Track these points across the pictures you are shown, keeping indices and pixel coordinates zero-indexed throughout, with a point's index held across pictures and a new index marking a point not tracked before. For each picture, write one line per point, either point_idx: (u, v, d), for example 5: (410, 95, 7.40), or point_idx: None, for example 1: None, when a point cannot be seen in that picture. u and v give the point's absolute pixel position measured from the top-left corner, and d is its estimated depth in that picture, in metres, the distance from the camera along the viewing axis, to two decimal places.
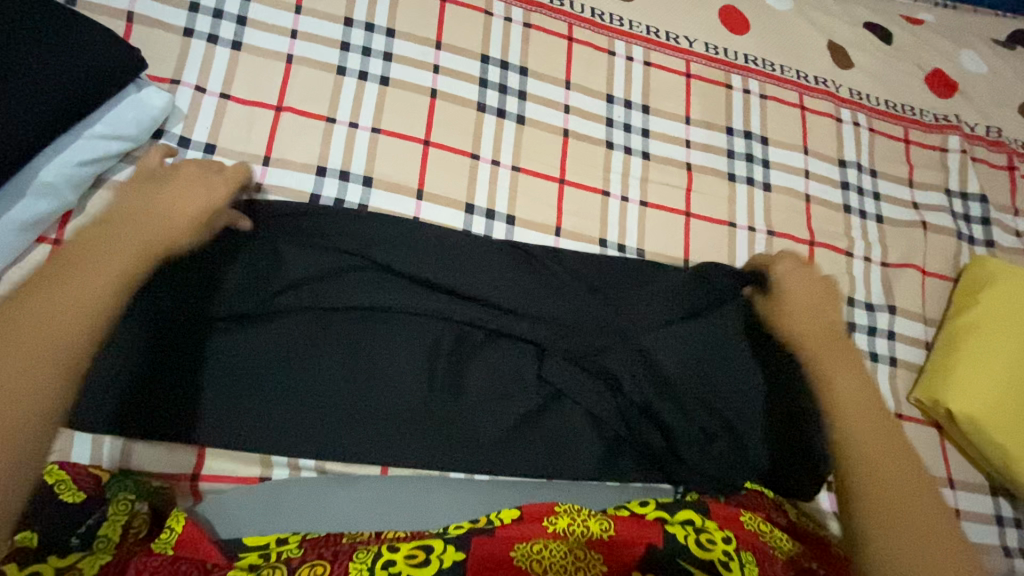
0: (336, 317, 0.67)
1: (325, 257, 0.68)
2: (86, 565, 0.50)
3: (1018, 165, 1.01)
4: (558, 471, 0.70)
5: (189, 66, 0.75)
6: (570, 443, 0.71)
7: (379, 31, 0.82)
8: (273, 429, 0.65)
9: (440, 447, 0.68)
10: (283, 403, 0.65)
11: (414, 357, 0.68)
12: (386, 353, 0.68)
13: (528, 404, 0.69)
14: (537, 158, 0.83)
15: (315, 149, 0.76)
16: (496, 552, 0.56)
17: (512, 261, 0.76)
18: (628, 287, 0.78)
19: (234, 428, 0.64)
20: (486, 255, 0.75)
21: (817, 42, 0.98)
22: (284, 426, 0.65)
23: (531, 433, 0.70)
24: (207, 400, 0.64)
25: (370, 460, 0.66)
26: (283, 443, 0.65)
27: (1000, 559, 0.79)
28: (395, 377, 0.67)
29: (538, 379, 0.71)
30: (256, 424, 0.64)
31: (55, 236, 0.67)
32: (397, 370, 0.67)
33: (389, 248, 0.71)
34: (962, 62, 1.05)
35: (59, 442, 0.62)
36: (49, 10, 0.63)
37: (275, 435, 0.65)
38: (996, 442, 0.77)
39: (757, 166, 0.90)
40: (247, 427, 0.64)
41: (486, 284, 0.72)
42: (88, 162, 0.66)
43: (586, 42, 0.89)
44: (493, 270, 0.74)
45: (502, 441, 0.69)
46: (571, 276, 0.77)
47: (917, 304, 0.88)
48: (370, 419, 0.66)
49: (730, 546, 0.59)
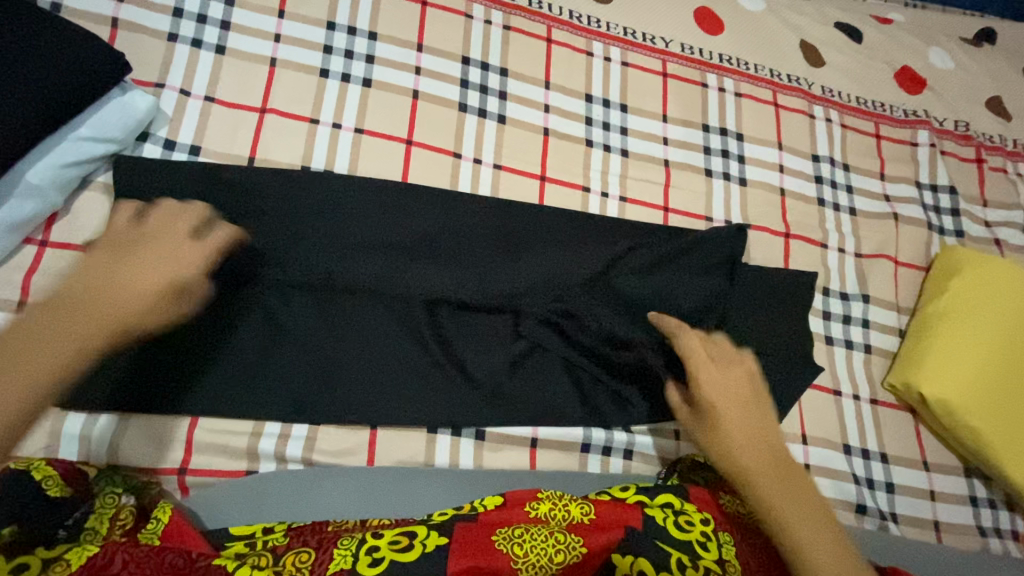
0: (322, 293, 0.71)
1: (307, 242, 0.72)
2: (73, 556, 0.50)
3: (986, 158, 1.04)
4: (542, 421, 0.73)
5: (173, 70, 0.77)
6: (551, 402, 0.74)
7: (361, 35, 0.84)
8: (267, 386, 0.68)
9: (427, 404, 0.70)
10: (274, 361, 0.68)
11: (395, 318, 0.72)
12: (370, 313, 0.71)
13: (506, 356, 0.73)
14: (517, 156, 0.85)
15: (299, 149, 0.78)
16: (479, 536, 0.57)
17: (483, 214, 0.78)
18: (589, 236, 0.81)
19: (228, 383, 0.67)
20: (457, 209, 0.78)
21: (790, 41, 1.01)
22: (276, 386, 0.68)
23: (511, 389, 0.73)
24: (201, 364, 0.67)
25: (360, 421, 0.69)
26: (276, 403, 0.68)
27: (975, 539, 0.81)
28: (379, 335, 0.71)
29: (514, 335, 0.74)
30: (252, 383, 0.68)
31: (41, 237, 0.68)
32: (380, 329, 0.71)
33: (366, 210, 0.74)
34: (930, 60, 1.08)
35: (46, 439, 0.63)
36: (37, 16, 0.65)
37: (269, 394, 0.68)
38: (966, 423, 0.79)
39: (733, 162, 0.92)
40: (243, 388, 0.67)
41: (454, 258, 0.75)
42: (74, 164, 0.67)
43: (565, 43, 0.92)
44: (463, 251, 0.76)
45: (486, 398, 0.72)
46: (539, 229, 0.80)
47: (890, 293, 0.91)
48: (358, 376, 0.70)
49: (707, 527, 0.61)
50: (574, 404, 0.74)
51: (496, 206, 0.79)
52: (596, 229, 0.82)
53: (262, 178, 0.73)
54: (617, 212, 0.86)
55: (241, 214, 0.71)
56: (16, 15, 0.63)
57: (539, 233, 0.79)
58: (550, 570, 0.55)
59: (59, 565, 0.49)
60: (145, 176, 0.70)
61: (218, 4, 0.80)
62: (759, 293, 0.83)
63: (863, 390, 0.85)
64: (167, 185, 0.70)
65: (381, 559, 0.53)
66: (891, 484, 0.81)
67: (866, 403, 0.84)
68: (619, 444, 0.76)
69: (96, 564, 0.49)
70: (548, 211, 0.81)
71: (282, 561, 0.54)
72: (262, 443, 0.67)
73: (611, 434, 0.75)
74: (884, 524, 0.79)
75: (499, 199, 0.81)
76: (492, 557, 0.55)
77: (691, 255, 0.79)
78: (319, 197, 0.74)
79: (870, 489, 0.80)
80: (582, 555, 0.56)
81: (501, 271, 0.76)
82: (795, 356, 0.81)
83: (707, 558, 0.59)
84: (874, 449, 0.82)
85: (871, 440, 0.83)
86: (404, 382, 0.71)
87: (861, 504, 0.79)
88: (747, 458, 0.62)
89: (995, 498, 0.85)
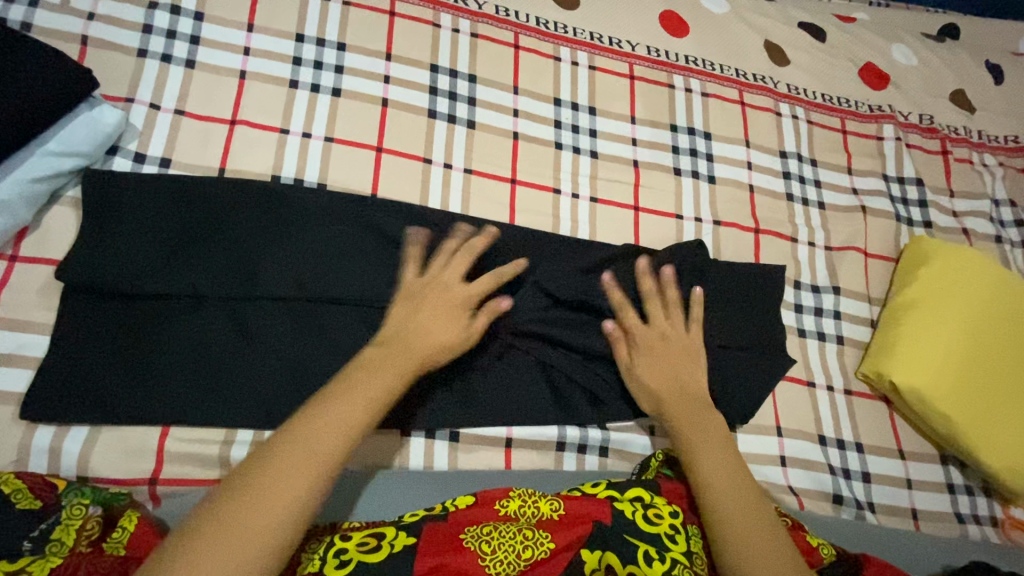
0: (296, 311, 0.71)
1: (284, 260, 0.72)
2: (37, 567, 0.50)
3: (951, 149, 1.06)
4: (513, 420, 0.74)
5: (143, 85, 0.78)
6: (527, 403, 0.75)
7: (329, 46, 0.85)
8: (239, 400, 0.68)
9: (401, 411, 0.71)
10: (246, 373, 0.69)
11: (368, 327, 0.72)
12: (341, 325, 0.72)
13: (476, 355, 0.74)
14: (487, 160, 0.86)
15: (269, 158, 0.79)
16: (447, 534, 0.57)
17: (453, 223, 0.80)
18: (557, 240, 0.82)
19: (199, 396, 0.67)
20: (427, 218, 0.79)
21: (754, 42, 1.03)
22: (250, 400, 0.68)
23: (481, 389, 0.74)
24: (172, 378, 0.67)
25: None
26: (249, 416, 0.68)
27: (954, 526, 0.82)
28: (352, 344, 0.71)
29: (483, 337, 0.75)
30: (225, 398, 0.68)
31: (12, 252, 0.69)
32: (353, 338, 0.72)
33: (341, 222, 0.75)
34: (893, 55, 1.10)
35: (16, 453, 0.63)
36: (15, 40, 0.66)
37: (243, 409, 0.68)
38: (938, 411, 0.80)
39: (701, 160, 0.94)
40: (217, 403, 0.67)
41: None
42: (42, 179, 0.68)
43: (532, 49, 0.93)
44: None
45: (456, 398, 0.73)
46: (507, 236, 0.81)
47: (860, 284, 0.92)
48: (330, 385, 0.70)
49: (676, 520, 0.61)
50: (546, 404, 0.75)
51: (466, 220, 0.81)
52: (565, 248, 0.82)
53: (232, 192, 0.74)
54: (589, 212, 0.87)
55: (213, 227, 0.72)
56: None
57: (511, 249, 0.80)
58: (518, 565, 0.56)
59: None
60: (116, 190, 0.71)
61: (186, 20, 0.81)
62: (731, 288, 0.84)
63: (837, 380, 0.86)
64: (137, 197, 0.71)
65: (349, 560, 0.54)
66: (868, 474, 0.82)
67: (840, 394, 0.85)
68: (594, 441, 0.76)
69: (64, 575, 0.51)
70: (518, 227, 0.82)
71: None
72: (234, 451, 0.68)
73: (585, 432, 0.76)
74: (861, 513, 0.79)
75: (470, 217, 0.82)
76: (459, 556, 0.55)
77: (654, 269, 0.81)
78: (291, 207, 0.75)
79: (847, 479, 0.81)
80: (550, 550, 0.57)
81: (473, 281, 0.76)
82: (765, 348, 0.82)
83: (676, 550, 0.58)
84: (850, 439, 0.83)
85: (846, 430, 0.83)
86: None
87: (837, 495, 0.79)
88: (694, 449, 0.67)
89: (972, 484, 0.86)
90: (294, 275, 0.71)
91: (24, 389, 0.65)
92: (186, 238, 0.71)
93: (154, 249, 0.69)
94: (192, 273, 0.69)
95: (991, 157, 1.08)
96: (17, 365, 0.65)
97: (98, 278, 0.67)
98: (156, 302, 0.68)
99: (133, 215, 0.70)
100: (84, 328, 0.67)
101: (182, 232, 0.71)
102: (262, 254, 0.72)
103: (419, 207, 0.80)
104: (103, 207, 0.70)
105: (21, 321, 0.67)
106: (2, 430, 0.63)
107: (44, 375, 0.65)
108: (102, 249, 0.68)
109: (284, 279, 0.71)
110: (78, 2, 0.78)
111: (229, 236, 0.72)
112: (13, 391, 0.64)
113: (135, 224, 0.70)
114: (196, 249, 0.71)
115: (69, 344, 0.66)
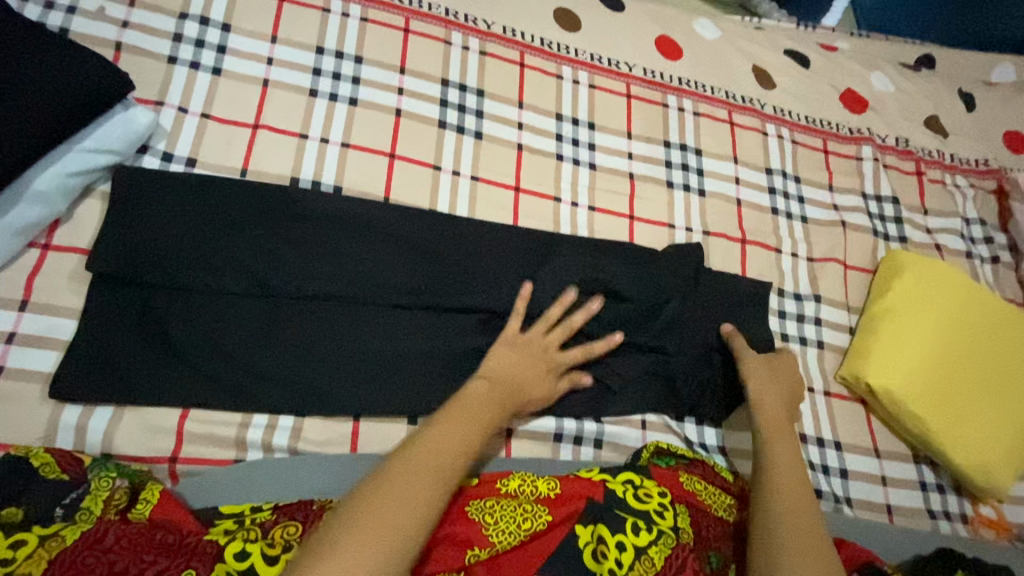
0: (316, 310, 0.76)
1: (303, 263, 0.77)
2: (69, 532, 0.54)
3: (925, 171, 1.13)
4: None
5: (172, 89, 0.83)
6: None
7: (347, 58, 0.91)
8: (256, 383, 0.72)
9: (407, 397, 0.76)
10: (263, 359, 0.73)
11: (378, 318, 0.78)
12: (355, 314, 0.77)
13: (477, 346, 0.79)
14: (493, 169, 0.92)
15: (289, 160, 0.84)
16: (453, 508, 0.62)
17: (455, 221, 0.85)
18: (553, 238, 0.88)
19: (215, 380, 0.71)
20: (430, 216, 0.84)
21: (743, 66, 1.11)
22: (266, 384, 0.72)
23: None
24: (190, 363, 0.71)
25: (344, 411, 0.74)
26: (262, 400, 0.72)
27: (925, 521, 0.87)
28: (363, 333, 0.77)
29: (483, 330, 0.81)
30: (244, 381, 0.72)
31: (45, 241, 0.73)
32: (364, 328, 0.77)
33: (353, 218, 0.80)
34: (872, 82, 1.18)
35: (44, 429, 0.66)
36: (69, 45, 0.71)
37: (258, 392, 0.72)
38: (909, 412, 0.86)
39: (692, 174, 1.00)
40: (236, 385, 0.71)
41: (438, 277, 0.81)
42: (79, 173, 0.73)
43: (536, 67, 1.00)
44: (443, 260, 0.82)
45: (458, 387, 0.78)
46: (505, 235, 0.86)
47: (840, 293, 0.98)
48: (341, 371, 0.75)
49: (664, 499, 0.66)
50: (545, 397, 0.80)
51: (468, 219, 0.86)
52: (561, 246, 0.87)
53: (251, 188, 0.78)
54: (587, 219, 0.93)
55: (234, 222, 0.76)
56: (42, 40, 0.70)
57: (511, 248, 0.85)
58: (519, 536, 0.60)
59: (56, 539, 0.53)
60: (142, 186, 0.75)
61: (214, 30, 0.87)
62: (719, 295, 0.89)
63: (817, 383, 0.91)
64: (163, 191, 0.76)
65: None
66: (845, 470, 0.87)
67: (820, 395, 0.91)
68: (590, 434, 0.81)
69: (90, 538, 0.53)
70: (516, 228, 0.87)
71: (271, 533, 0.59)
72: (249, 433, 0.72)
73: (580, 424, 0.81)
74: (838, 506, 0.84)
75: (473, 217, 0.87)
76: (466, 526, 0.60)
77: (646, 267, 0.87)
78: (309, 202, 0.79)
79: (826, 475, 0.86)
80: (548, 522, 0.62)
81: (474, 278, 0.82)
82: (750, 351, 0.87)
83: (663, 524, 0.63)
84: (828, 437, 0.88)
85: (825, 429, 0.89)
86: (383, 379, 0.76)
87: (816, 490, 0.84)
88: (778, 464, 0.69)
89: (943, 483, 0.91)
90: (308, 266, 0.77)
91: (51, 369, 0.69)
92: (206, 232, 0.75)
93: (177, 241, 0.74)
94: (213, 264, 0.74)
95: (962, 178, 1.15)
96: (45, 346, 0.69)
97: (127, 270, 0.71)
98: (178, 291, 0.73)
99: (158, 209, 0.75)
100: (108, 314, 0.70)
101: (203, 226, 0.75)
102: (280, 247, 0.77)
103: (428, 210, 0.85)
104: (130, 203, 0.74)
105: (53, 305, 0.71)
106: (30, 408, 0.67)
107: (69, 355, 0.68)
108: (127, 240, 0.72)
109: (301, 273, 0.76)
110: (114, 11, 0.84)
111: (250, 240, 0.76)
112: (41, 370, 0.68)
113: (159, 217, 0.74)
114: (215, 241, 0.75)
115: (94, 327, 0.70)
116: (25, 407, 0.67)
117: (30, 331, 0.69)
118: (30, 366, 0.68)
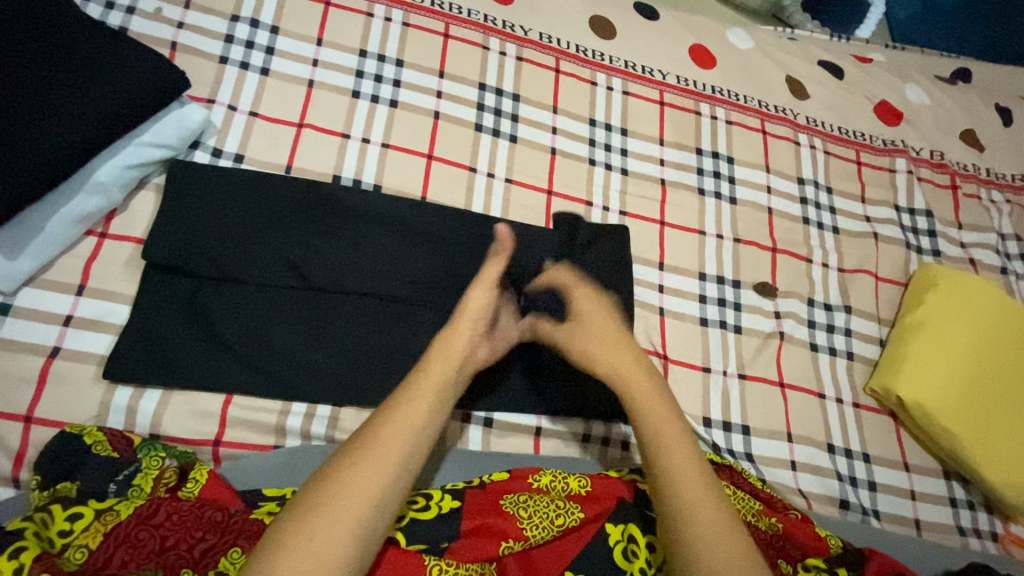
0: (353, 305, 0.78)
1: (341, 258, 0.79)
2: (122, 507, 0.57)
3: (960, 185, 1.12)
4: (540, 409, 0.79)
5: (223, 88, 0.86)
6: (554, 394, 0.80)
7: (389, 61, 0.94)
8: (295, 374, 0.74)
9: None
10: (301, 350, 0.75)
11: (413, 314, 0.80)
12: (390, 309, 0.79)
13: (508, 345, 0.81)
14: (527, 172, 0.94)
15: (331, 158, 0.87)
16: (489, 501, 0.64)
17: (488, 223, 0.87)
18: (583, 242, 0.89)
19: (255, 368, 0.74)
20: (464, 218, 0.86)
21: (776, 76, 1.11)
22: (304, 375, 0.75)
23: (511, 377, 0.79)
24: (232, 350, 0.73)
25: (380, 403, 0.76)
26: (302, 389, 0.74)
27: (955, 537, 0.86)
28: (398, 328, 0.79)
29: None
30: (284, 371, 0.74)
31: (101, 230, 0.76)
32: (399, 323, 0.79)
33: (391, 217, 0.83)
34: (907, 94, 1.17)
35: (97, 409, 0.70)
36: (136, 43, 0.75)
37: (298, 382, 0.74)
38: (941, 426, 0.85)
39: (724, 182, 1.01)
40: (276, 373, 0.74)
41: (468, 276, 0.83)
42: (136, 166, 0.76)
43: (571, 73, 1.01)
44: (474, 260, 0.84)
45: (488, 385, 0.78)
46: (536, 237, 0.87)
47: (870, 305, 0.98)
48: (377, 364, 0.77)
49: None
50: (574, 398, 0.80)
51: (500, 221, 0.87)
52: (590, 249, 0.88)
53: (296, 185, 0.81)
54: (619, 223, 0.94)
55: (279, 216, 0.79)
56: (110, 40, 0.74)
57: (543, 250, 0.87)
58: (553, 532, 0.61)
59: (110, 514, 0.56)
60: (195, 180, 0.78)
61: (264, 32, 0.90)
62: None
63: (846, 394, 0.91)
64: (212, 185, 0.79)
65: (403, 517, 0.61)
66: (873, 482, 0.87)
67: (848, 406, 0.90)
68: (618, 436, 0.82)
69: (142, 514, 0.56)
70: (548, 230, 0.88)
71: None
72: (289, 420, 0.74)
73: (609, 425, 0.82)
74: (866, 518, 0.84)
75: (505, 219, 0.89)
76: (500, 519, 0.61)
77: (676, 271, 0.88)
78: (351, 198, 0.82)
79: (853, 486, 0.86)
80: (580, 519, 0.62)
81: None
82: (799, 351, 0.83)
83: None
84: (857, 449, 0.88)
85: (853, 440, 0.88)
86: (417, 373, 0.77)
87: (843, 500, 0.84)
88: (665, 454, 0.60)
89: (974, 500, 0.90)
90: (346, 261, 0.79)
91: (105, 351, 0.72)
92: (250, 224, 0.78)
93: (223, 233, 0.77)
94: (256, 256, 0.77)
95: (999, 194, 1.14)
96: (100, 330, 0.72)
97: (177, 260, 0.74)
98: (222, 281, 0.75)
99: (209, 202, 0.78)
100: (157, 300, 0.73)
101: (248, 218, 0.78)
102: (320, 242, 0.79)
103: (463, 210, 0.87)
104: (183, 196, 0.77)
105: (108, 291, 0.74)
106: (84, 388, 0.70)
107: (122, 338, 0.71)
108: (179, 231, 0.75)
109: (339, 267, 0.79)
110: (170, 12, 0.88)
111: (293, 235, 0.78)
112: (96, 352, 0.71)
113: (210, 209, 0.77)
114: (259, 234, 0.78)
115: (144, 313, 0.73)
116: (79, 387, 0.70)
117: (86, 315, 0.72)
118: (85, 348, 0.71)
